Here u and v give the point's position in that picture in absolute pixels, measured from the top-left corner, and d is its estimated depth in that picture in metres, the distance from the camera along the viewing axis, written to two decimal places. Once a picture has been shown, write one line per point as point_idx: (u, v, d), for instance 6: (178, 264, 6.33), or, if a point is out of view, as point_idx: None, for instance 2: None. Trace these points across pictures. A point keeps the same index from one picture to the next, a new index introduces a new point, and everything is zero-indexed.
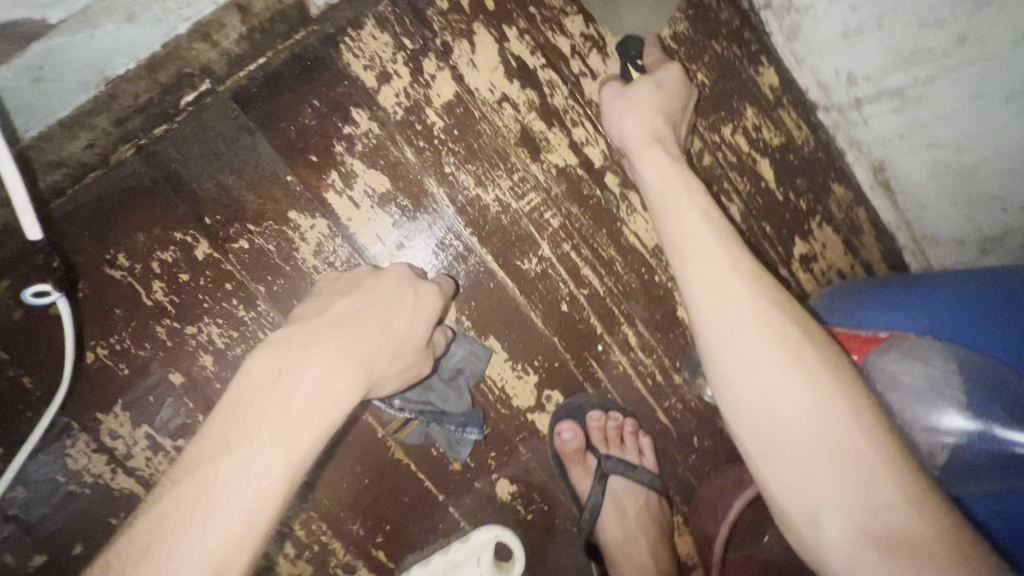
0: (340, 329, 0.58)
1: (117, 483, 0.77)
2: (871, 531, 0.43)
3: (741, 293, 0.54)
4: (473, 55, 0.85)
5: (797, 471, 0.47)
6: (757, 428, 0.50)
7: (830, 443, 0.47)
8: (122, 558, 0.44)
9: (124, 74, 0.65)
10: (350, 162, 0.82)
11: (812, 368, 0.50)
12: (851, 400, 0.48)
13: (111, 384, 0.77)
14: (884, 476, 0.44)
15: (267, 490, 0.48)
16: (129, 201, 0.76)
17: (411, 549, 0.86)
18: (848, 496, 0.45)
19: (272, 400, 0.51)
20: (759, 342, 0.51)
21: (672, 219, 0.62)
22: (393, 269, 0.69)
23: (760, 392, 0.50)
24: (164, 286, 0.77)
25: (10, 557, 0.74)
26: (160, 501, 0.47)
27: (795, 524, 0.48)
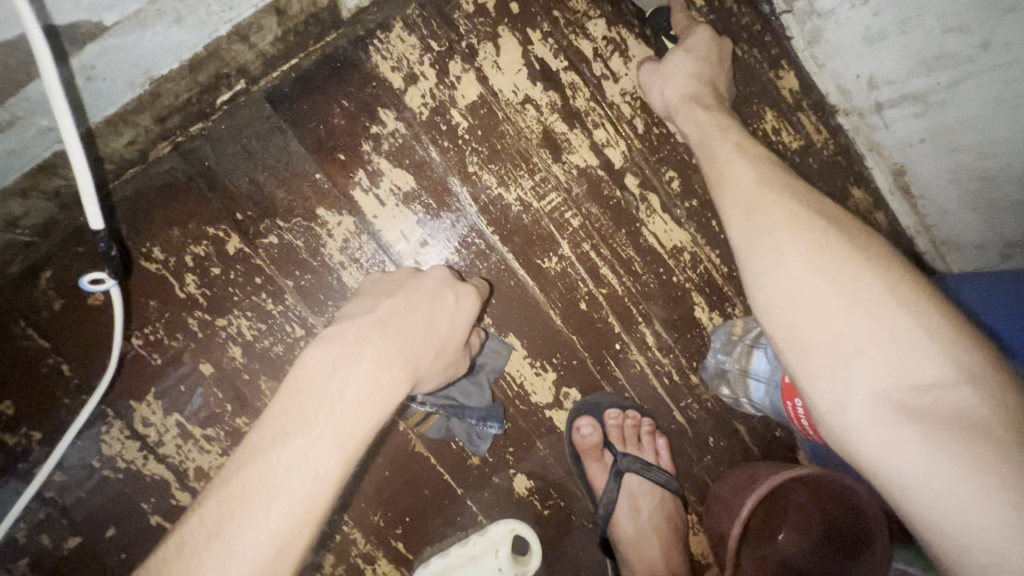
0: (386, 327, 0.58)
1: (149, 469, 0.79)
2: (913, 409, 0.42)
3: (765, 204, 0.56)
4: (498, 58, 0.87)
5: (826, 354, 0.46)
6: (785, 319, 0.50)
7: (865, 326, 0.45)
8: (192, 535, 0.46)
9: (167, 73, 0.68)
10: (376, 161, 0.84)
11: (842, 251, 0.49)
12: (886, 281, 0.47)
13: (145, 373, 0.79)
14: (926, 352, 0.43)
15: (324, 477, 0.49)
16: (166, 196, 0.79)
17: (430, 541, 0.87)
18: (888, 379, 0.43)
19: (327, 392, 0.52)
20: (782, 241, 0.52)
21: (710, 163, 0.69)
22: (434, 269, 0.70)
23: (787, 279, 0.50)
24: (197, 279, 0.80)
25: (47, 538, 0.77)
26: (225, 485, 0.48)
27: (825, 415, 0.47)
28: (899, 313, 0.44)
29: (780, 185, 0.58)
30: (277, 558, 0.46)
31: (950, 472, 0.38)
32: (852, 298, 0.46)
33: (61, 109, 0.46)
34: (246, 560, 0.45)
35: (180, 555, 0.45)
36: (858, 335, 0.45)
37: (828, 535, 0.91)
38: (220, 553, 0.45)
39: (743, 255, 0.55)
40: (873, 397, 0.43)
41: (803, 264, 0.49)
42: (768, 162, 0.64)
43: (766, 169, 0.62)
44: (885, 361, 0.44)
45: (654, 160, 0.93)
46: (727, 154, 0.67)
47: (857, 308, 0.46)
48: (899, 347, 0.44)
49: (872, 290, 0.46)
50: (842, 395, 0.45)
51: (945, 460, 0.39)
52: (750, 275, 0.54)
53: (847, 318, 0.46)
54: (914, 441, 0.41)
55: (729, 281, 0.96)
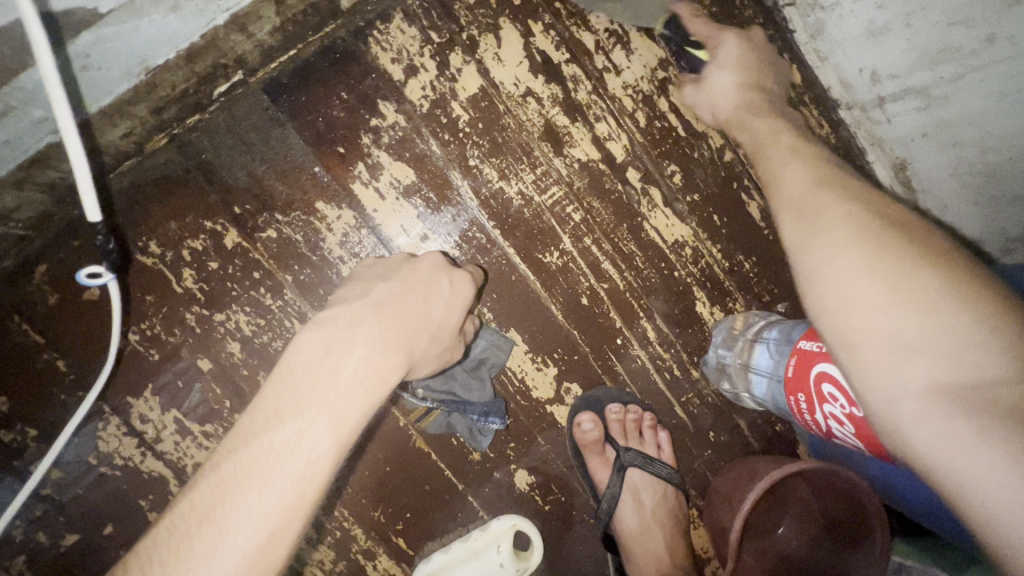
0: (381, 311, 0.58)
1: (147, 465, 0.78)
2: (969, 404, 0.35)
3: (823, 198, 0.52)
4: (499, 50, 0.86)
5: (877, 351, 0.42)
6: (834, 313, 0.46)
7: (920, 316, 0.40)
8: (185, 518, 0.46)
9: (163, 63, 0.69)
10: (375, 154, 0.83)
11: (902, 243, 0.45)
12: (951, 275, 0.41)
13: (142, 369, 0.78)
14: (989, 347, 0.37)
15: (318, 461, 0.48)
16: (162, 189, 0.78)
17: (431, 536, 0.87)
18: (943, 373, 0.38)
19: (320, 376, 0.51)
20: (835, 234, 0.48)
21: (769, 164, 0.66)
22: (427, 253, 0.69)
23: (835, 275, 0.46)
24: (194, 274, 0.79)
25: (44, 535, 0.76)
26: (216, 470, 0.47)
27: (873, 416, 0.41)
28: (963, 305, 0.39)
29: (838, 184, 0.54)
30: (270, 543, 0.45)
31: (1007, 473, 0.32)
32: (907, 292, 0.42)
33: (58, 96, 0.45)
34: (238, 544, 0.44)
35: (172, 538, 0.45)
36: (914, 330, 0.40)
37: (828, 528, 0.91)
38: (211, 537, 0.44)
39: (794, 252, 0.52)
40: (930, 395, 0.37)
41: (853, 258, 0.46)
42: (827, 163, 0.59)
43: (823, 168, 0.58)
44: (945, 358, 0.38)
45: (656, 154, 0.92)
46: (772, 158, 0.64)
47: (909, 299, 0.41)
48: (964, 341, 0.38)
49: (931, 284, 0.41)
50: (893, 395, 0.40)
51: (1013, 466, 0.32)
52: (798, 275, 0.50)
53: (900, 312, 0.41)
54: (977, 445, 0.34)
55: (730, 276, 0.95)
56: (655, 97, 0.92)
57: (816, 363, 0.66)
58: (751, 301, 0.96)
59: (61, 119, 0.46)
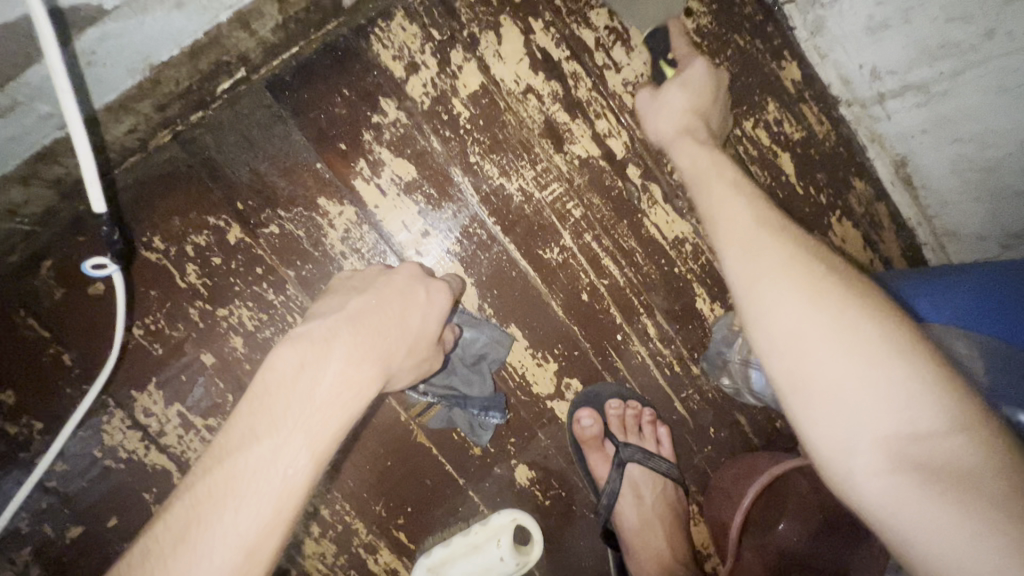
0: (356, 325, 0.58)
1: (151, 459, 0.79)
2: (916, 461, 0.39)
3: (763, 236, 0.52)
4: (499, 47, 0.87)
5: (831, 405, 0.43)
6: (784, 359, 0.46)
7: (867, 371, 0.42)
8: (162, 537, 0.46)
9: (168, 60, 0.68)
10: (377, 150, 0.84)
11: (840, 290, 0.47)
12: (885, 325, 0.44)
13: (146, 363, 0.79)
14: (928, 401, 0.40)
15: (293, 478, 0.49)
16: (166, 185, 0.79)
17: (431, 531, 0.88)
18: (889, 427, 0.41)
19: (294, 394, 0.51)
20: (782, 277, 0.48)
21: (698, 186, 0.64)
22: (405, 265, 0.70)
23: (786, 324, 0.46)
24: (198, 269, 0.80)
25: (49, 527, 0.77)
26: (193, 489, 0.48)
27: (825, 461, 0.44)
28: (900, 360, 0.42)
29: (772, 220, 0.54)
30: (247, 560, 0.46)
31: (955, 531, 0.37)
32: (852, 347, 0.43)
33: (65, 91, 0.46)
34: (215, 562, 0.45)
35: (148, 558, 0.45)
36: (861, 384, 0.42)
37: (826, 524, 0.92)
38: (188, 557, 0.45)
39: (738, 291, 0.51)
40: (880, 447, 0.41)
41: (804, 308, 0.46)
42: (755, 193, 0.59)
43: (759, 205, 0.57)
44: (889, 413, 0.41)
45: (656, 151, 0.92)
46: (715, 190, 0.60)
47: (856, 351, 0.43)
48: (902, 398, 0.41)
49: (870, 336, 0.44)
50: (848, 448, 0.42)
51: (954, 515, 0.37)
52: (746, 318, 0.50)
53: (849, 367, 0.43)
54: (922, 493, 0.39)
55: None
56: None
57: None
58: None
59: (68, 113, 0.46)
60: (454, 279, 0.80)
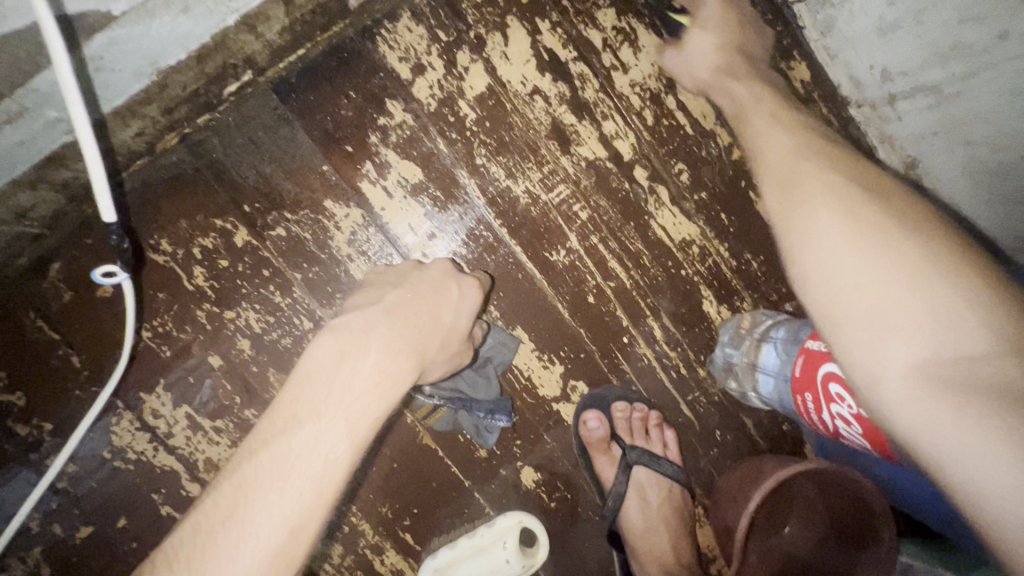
0: (393, 317, 0.58)
1: (159, 460, 0.80)
2: (949, 377, 0.37)
3: (817, 170, 0.53)
4: (506, 48, 0.86)
5: (861, 323, 0.43)
6: (820, 283, 0.46)
7: (905, 290, 0.41)
8: (210, 516, 0.47)
9: (175, 65, 0.68)
10: (383, 152, 0.84)
11: (886, 220, 0.46)
12: (932, 251, 0.43)
13: (154, 365, 0.79)
14: (970, 322, 0.38)
15: (334, 463, 0.49)
16: (173, 188, 0.79)
17: (437, 532, 0.88)
18: (923, 346, 0.39)
19: (335, 380, 0.52)
20: (823, 209, 0.49)
21: (749, 133, 0.66)
22: (437, 261, 0.70)
23: (820, 247, 0.47)
24: (205, 272, 0.80)
25: (59, 527, 0.78)
26: (238, 470, 0.49)
27: (857, 387, 0.43)
28: (941, 280, 0.40)
29: (827, 159, 0.55)
30: (291, 540, 0.46)
31: (982, 443, 0.34)
32: (890, 267, 0.43)
33: (74, 101, 0.46)
34: (260, 542, 0.45)
35: (197, 536, 0.46)
36: (895, 303, 0.41)
37: (834, 527, 0.91)
38: (235, 535, 0.45)
39: (779, 226, 0.52)
40: (909, 365, 0.39)
41: (838, 232, 0.47)
42: (815, 140, 0.60)
43: (815, 145, 0.58)
44: (925, 329, 0.39)
45: (663, 152, 0.92)
46: (762, 129, 0.65)
47: (891, 275, 0.42)
48: (940, 316, 0.39)
49: (910, 258, 0.43)
50: (877, 363, 0.41)
51: (984, 425, 0.34)
52: (783, 246, 0.51)
53: (881, 287, 0.42)
54: (952, 410, 0.36)
55: (738, 274, 0.95)
56: (662, 95, 0.91)
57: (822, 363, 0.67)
58: (758, 300, 0.96)
59: (78, 125, 0.47)
60: (483, 275, 0.83)
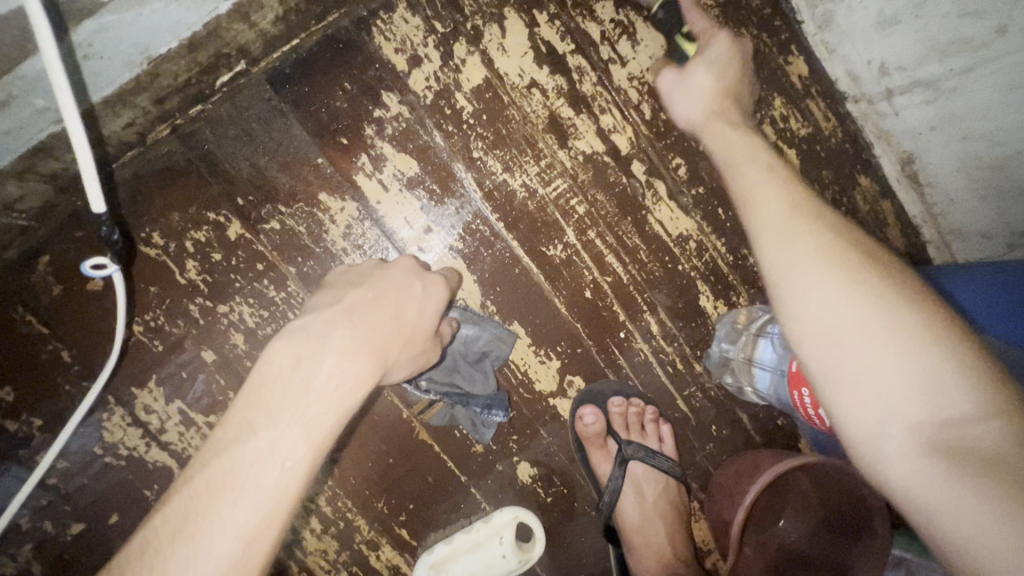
0: (353, 317, 0.58)
1: (151, 456, 0.79)
2: (952, 447, 0.37)
3: (798, 216, 0.51)
4: (503, 40, 0.85)
5: (862, 390, 0.41)
6: (815, 341, 0.44)
7: (902, 352, 0.40)
8: (160, 532, 0.46)
9: (166, 53, 0.67)
10: (379, 145, 0.83)
11: (876, 276, 0.45)
12: (922, 310, 0.42)
13: (146, 360, 0.78)
14: (965, 387, 0.38)
15: (292, 470, 0.49)
16: (165, 180, 0.78)
17: (433, 528, 0.87)
18: (923, 412, 0.38)
19: (290, 387, 0.51)
20: (815, 259, 0.47)
21: (732, 164, 0.64)
22: (399, 258, 0.69)
23: (814, 303, 0.45)
24: (198, 265, 0.79)
25: (50, 524, 0.77)
26: (190, 483, 0.48)
27: (858, 452, 0.41)
28: (934, 343, 0.40)
29: (809, 209, 0.52)
30: (245, 553, 0.45)
31: (989, 524, 0.34)
32: (884, 328, 0.42)
33: (61, 86, 0.44)
34: (212, 555, 0.44)
35: (146, 553, 0.45)
36: (890, 364, 0.40)
37: (828, 521, 0.91)
38: (185, 550, 0.44)
39: (767, 273, 0.50)
40: (911, 432, 0.38)
41: (832, 289, 0.45)
42: (795, 186, 0.57)
43: (792, 188, 0.56)
44: (922, 396, 0.39)
45: (661, 146, 0.91)
46: (741, 168, 0.62)
47: (887, 335, 0.41)
48: (934, 382, 0.39)
49: (902, 321, 0.42)
50: (878, 430, 0.40)
51: (991, 502, 0.34)
52: (775, 299, 0.48)
53: (878, 350, 0.41)
54: (954, 481, 0.36)
55: (735, 269, 0.95)
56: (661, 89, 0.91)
57: None
58: (755, 295, 0.96)
59: (64, 108, 0.44)
60: (449, 271, 0.80)
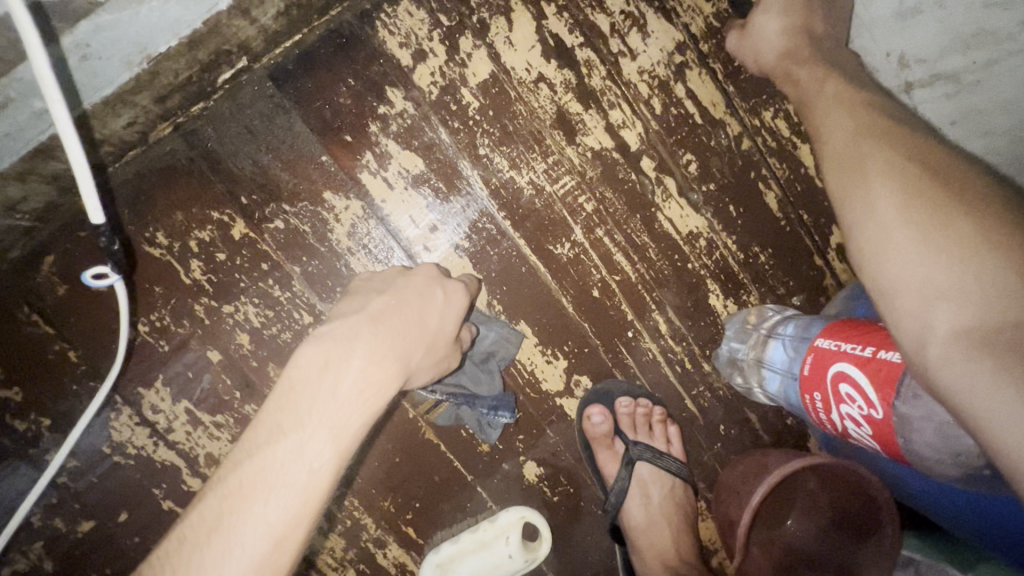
0: (378, 323, 0.57)
1: (159, 455, 0.79)
2: (978, 340, 0.43)
3: (867, 145, 0.60)
4: (510, 33, 0.83)
5: (912, 291, 0.50)
6: (875, 260, 0.54)
7: (949, 260, 0.48)
8: (193, 530, 0.46)
9: (166, 51, 0.65)
10: (383, 142, 0.81)
11: (936, 193, 0.52)
12: (979, 223, 0.48)
13: (152, 360, 0.78)
14: (1006, 288, 0.43)
15: (319, 471, 0.49)
16: (168, 179, 0.77)
17: (440, 526, 0.87)
18: (962, 313, 0.45)
19: (318, 390, 0.51)
20: (876, 187, 0.56)
21: (803, 103, 0.73)
22: (421, 265, 0.68)
23: (876, 230, 0.55)
24: (202, 265, 0.78)
25: (61, 522, 0.77)
26: (223, 482, 0.48)
27: (907, 352, 0.50)
28: (986, 250, 0.46)
29: (886, 140, 0.59)
30: (275, 552, 0.46)
31: (993, 401, 0.40)
32: (937, 239, 0.49)
33: (53, 99, 0.43)
34: (244, 554, 0.45)
35: (183, 549, 0.45)
36: (936, 272, 0.48)
37: (835, 521, 0.91)
38: (220, 547, 0.45)
39: (840, 207, 0.61)
40: (949, 332, 0.45)
41: (893, 212, 0.54)
42: (877, 115, 0.63)
43: (878, 115, 0.63)
44: (965, 298, 0.45)
45: (671, 142, 0.89)
46: (821, 105, 0.69)
47: (935, 249, 0.49)
48: (975, 284, 0.45)
49: (957, 232, 0.48)
50: (924, 326, 0.48)
51: (995, 384, 0.40)
52: (850, 225, 0.59)
53: (930, 260, 0.49)
54: (977, 366, 0.42)
55: (746, 268, 0.93)
56: (672, 83, 0.89)
57: (834, 361, 0.65)
58: (766, 294, 0.94)
59: (59, 120, 0.44)
60: (473, 280, 0.79)
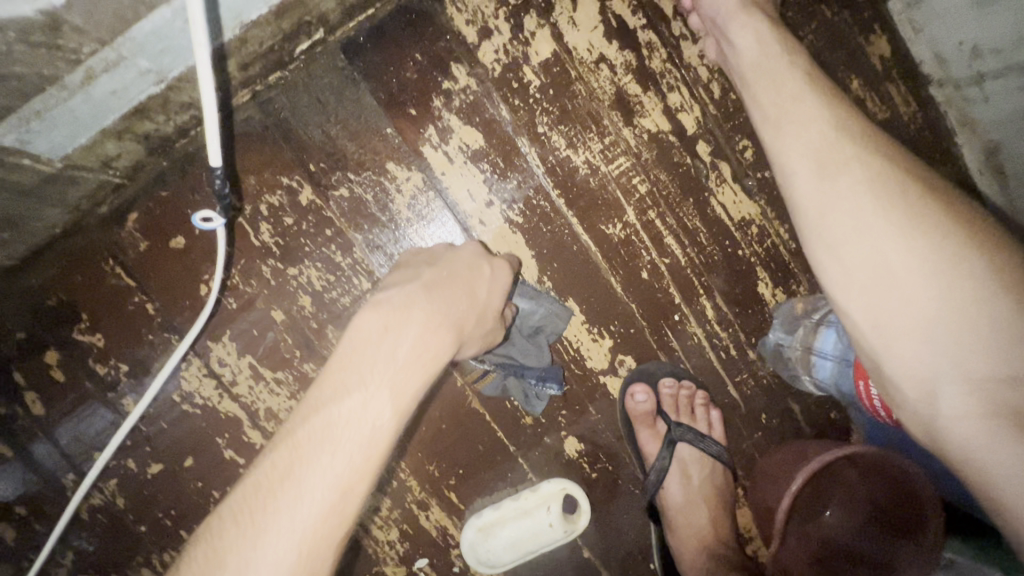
0: (432, 292, 0.60)
1: (223, 406, 0.84)
2: (992, 394, 0.46)
3: (844, 196, 0.56)
4: (574, 13, 0.84)
5: (897, 362, 0.52)
6: (872, 310, 0.53)
7: (947, 321, 0.49)
8: (268, 476, 0.49)
9: (255, 19, 0.68)
10: (446, 117, 0.84)
11: (921, 257, 0.51)
12: (943, 292, 0.49)
13: (221, 316, 0.83)
14: (953, 348, 0.49)
15: (381, 429, 0.51)
16: (244, 145, 0.81)
17: (480, 494, 0.90)
18: (964, 363, 0.48)
19: (378, 355, 0.53)
20: (872, 242, 0.54)
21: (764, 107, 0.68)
22: (465, 243, 0.72)
23: (871, 304, 0.54)
24: (271, 228, 0.82)
25: (132, 462, 0.83)
26: (293, 433, 0.51)
27: (912, 389, 0.51)
28: (972, 307, 0.48)
29: (778, 65, 0.69)
30: (342, 499, 0.49)
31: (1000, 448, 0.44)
32: (877, 198, 0.55)
33: (200, 41, 0.45)
34: (315, 499, 0.48)
35: (258, 492, 0.49)
36: (913, 348, 0.51)
37: (876, 515, 0.88)
38: (293, 491, 0.48)
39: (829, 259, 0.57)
40: (964, 382, 0.47)
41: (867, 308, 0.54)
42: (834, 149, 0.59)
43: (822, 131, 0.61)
44: (954, 358, 0.48)
45: (728, 127, 0.89)
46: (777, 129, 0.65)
47: (928, 335, 0.50)
48: (954, 341, 0.49)
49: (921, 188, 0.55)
50: (931, 407, 0.50)
51: (985, 430, 0.45)
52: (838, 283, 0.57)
53: (927, 338, 0.50)
54: (991, 426, 0.45)
55: (796, 257, 0.93)
56: None
57: None
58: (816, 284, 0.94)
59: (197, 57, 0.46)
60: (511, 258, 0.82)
